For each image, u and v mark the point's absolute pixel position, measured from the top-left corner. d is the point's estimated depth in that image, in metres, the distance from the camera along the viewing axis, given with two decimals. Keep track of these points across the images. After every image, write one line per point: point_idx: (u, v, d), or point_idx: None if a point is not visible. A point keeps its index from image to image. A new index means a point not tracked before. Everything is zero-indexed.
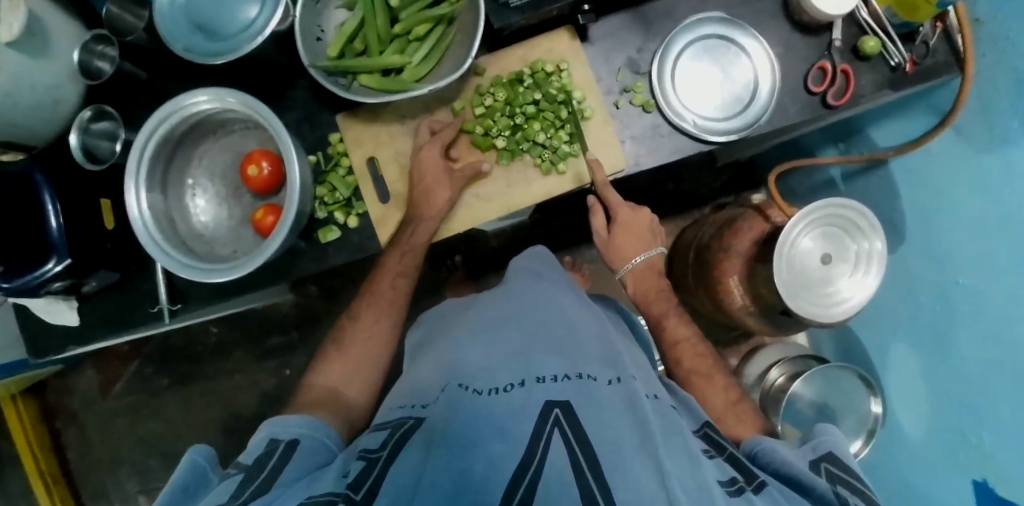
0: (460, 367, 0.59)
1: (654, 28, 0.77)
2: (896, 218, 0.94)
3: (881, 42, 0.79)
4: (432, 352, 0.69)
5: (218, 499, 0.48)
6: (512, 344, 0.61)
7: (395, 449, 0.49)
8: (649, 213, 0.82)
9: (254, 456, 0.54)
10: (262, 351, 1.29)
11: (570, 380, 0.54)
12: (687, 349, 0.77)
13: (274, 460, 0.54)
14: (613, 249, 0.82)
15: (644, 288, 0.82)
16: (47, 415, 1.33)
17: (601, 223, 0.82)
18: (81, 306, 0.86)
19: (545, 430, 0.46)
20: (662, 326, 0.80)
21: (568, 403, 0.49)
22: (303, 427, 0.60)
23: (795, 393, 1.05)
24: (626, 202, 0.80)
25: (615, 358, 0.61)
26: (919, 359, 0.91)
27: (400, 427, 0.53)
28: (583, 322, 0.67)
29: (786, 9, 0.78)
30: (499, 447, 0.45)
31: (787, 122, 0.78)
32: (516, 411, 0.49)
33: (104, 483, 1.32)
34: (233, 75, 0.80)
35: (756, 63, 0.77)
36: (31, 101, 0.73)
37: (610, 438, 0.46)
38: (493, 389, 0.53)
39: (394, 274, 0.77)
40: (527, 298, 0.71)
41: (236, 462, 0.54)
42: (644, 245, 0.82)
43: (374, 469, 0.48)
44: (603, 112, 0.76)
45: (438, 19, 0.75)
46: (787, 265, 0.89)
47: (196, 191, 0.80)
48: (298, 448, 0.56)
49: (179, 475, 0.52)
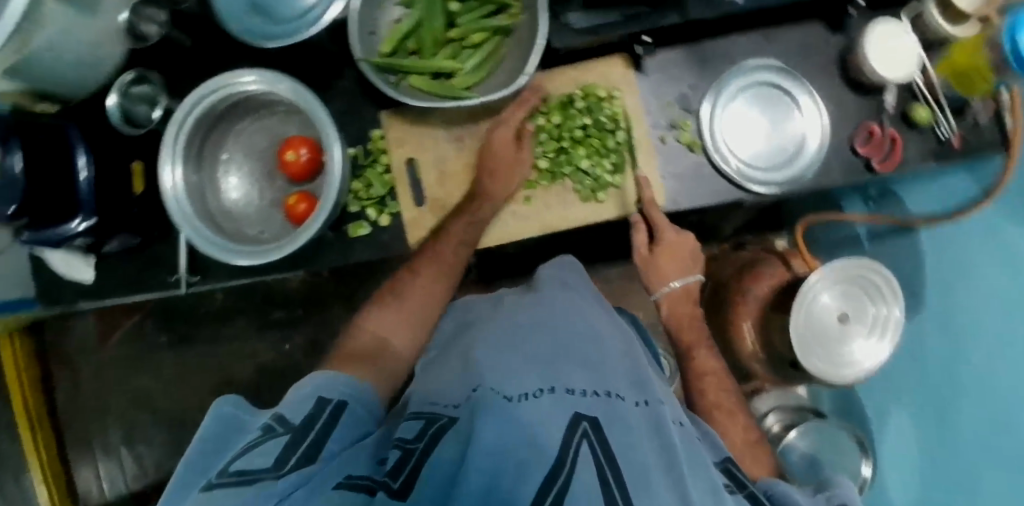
0: (485, 371, 0.59)
1: (710, 68, 0.78)
2: (915, 284, 0.95)
3: (932, 112, 0.77)
4: (455, 349, 0.69)
5: (263, 461, 0.45)
6: (541, 352, 0.61)
7: (432, 440, 0.51)
8: (694, 238, 0.78)
9: (300, 415, 0.53)
10: (265, 321, 1.28)
11: (598, 396, 0.54)
12: (713, 383, 0.76)
13: (320, 424, 0.53)
14: (653, 268, 0.78)
15: (677, 315, 0.80)
16: (41, 355, 1.31)
17: (644, 240, 0.77)
18: (99, 263, 0.86)
19: (574, 441, 0.47)
20: (691, 355, 0.79)
21: (597, 419, 0.50)
22: (347, 389, 0.59)
23: (790, 444, 1.02)
24: (674, 225, 0.75)
25: (642, 379, 0.62)
26: (922, 423, 0.92)
27: (434, 421, 0.55)
28: (612, 340, 0.67)
29: (842, 67, 0.78)
30: (524, 452, 0.44)
31: (830, 180, 0.78)
32: (545, 419, 0.49)
33: (91, 429, 1.31)
34: (281, 56, 0.79)
35: (806, 119, 0.77)
36: (73, 57, 0.70)
37: (637, 461, 0.47)
38: (522, 395, 0.53)
39: (456, 243, 0.74)
40: (555, 306, 0.71)
41: (283, 417, 0.52)
42: (683, 269, 0.79)
43: (410, 458, 0.49)
44: (647, 144, 0.76)
45: (495, 29, 0.74)
46: (805, 318, 0.90)
47: (229, 167, 0.79)
48: (342, 416, 0.55)
49: (211, 426, 0.53)
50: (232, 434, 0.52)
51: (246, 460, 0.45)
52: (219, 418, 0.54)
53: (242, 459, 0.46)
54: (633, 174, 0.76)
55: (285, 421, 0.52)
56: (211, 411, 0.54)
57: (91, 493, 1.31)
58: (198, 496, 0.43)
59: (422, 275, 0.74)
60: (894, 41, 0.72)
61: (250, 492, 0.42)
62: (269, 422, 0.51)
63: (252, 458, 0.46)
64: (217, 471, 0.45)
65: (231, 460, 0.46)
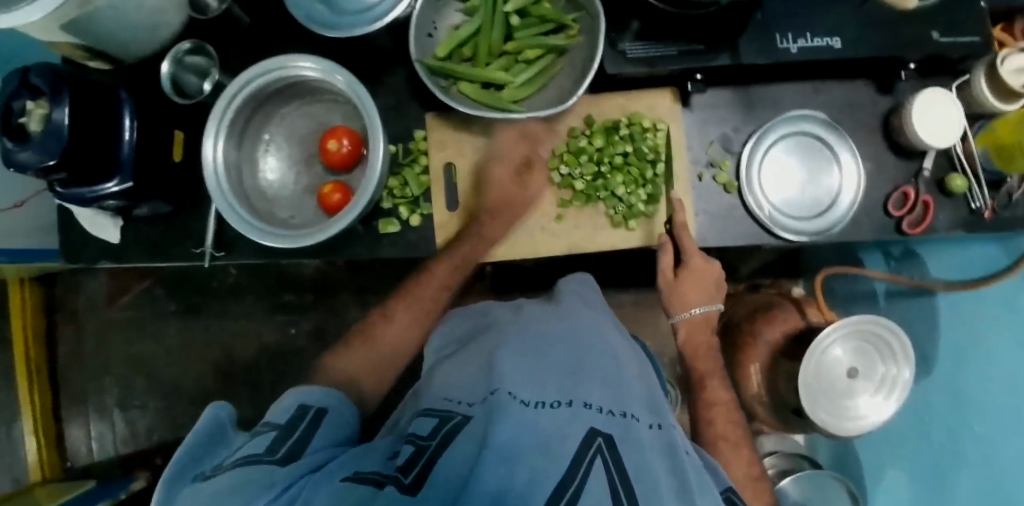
0: (504, 372, 0.58)
1: (755, 113, 0.79)
2: (927, 348, 0.95)
3: (968, 181, 0.77)
4: (474, 352, 0.69)
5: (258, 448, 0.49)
6: (560, 364, 0.61)
7: (444, 441, 0.51)
8: (720, 267, 0.77)
9: (285, 416, 0.57)
10: (274, 303, 1.29)
11: (614, 414, 0.54)
12: (721, 413, 0.76)
13: (305, 423, 0.56)
14: (676, 293, 0.78)
15: (694, 343, 0.80)
16: (48, 306, 1.31)
17: (669, 264, 0.76)
18: (126, 226, 0.86)
19: (587, 455, 0.46)
20: (703, 384, 0.78)
21: (611, 435, 0.50)
22: (325, 399, 0.62)
23: (784, 487, 1.02)
24: (700, 250, 0.75)
25: (656, 402, 0.61)
26: (913, 479, 0.94)
27: (447, 420, 0.55)
28: (628, 362, 0.67)
29: (885, 128, 0.79)
30: (540, 459, 0.45)
31: (860, 236, 0.79)
32: (561, 428, 0.49)
33: (87, 388, 1.32)
34: (337, 47, 0.81)
35: (844, 175, 0.77)
36: (135, 19, 0.73)
37: (650, 481, 0.47)
38: (540, 403, 0.53)
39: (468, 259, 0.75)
40: (576, 322, 0.71)
41: (268, 420, 0.56)
42: (706, 297, 0.78)
43: (421, 456, 0.49)
44: (686, 179, 0.76)
45: (551, 48, 0.75)
46: (814, 368, 0.89)
47: (270, 147, 0.80)
48: (324, 418, 0.58)
49: (202, 424, 0.55)
50: (221, 441, 0.54)
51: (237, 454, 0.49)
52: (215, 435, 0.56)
53: (235, 453, 0.50)
54: (665, 218, 0.77)
55: (271, 424, 0.55)
56: (205, 412, 0.56)
57: (79, 452, 1.31)
58: (195, 486, 0.46)
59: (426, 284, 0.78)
60: (941, 107, 0.73)
61: (255, 471, 0.45)
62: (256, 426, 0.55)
63: (245, 451, 0.50)
64: (209, 468, 0.48)
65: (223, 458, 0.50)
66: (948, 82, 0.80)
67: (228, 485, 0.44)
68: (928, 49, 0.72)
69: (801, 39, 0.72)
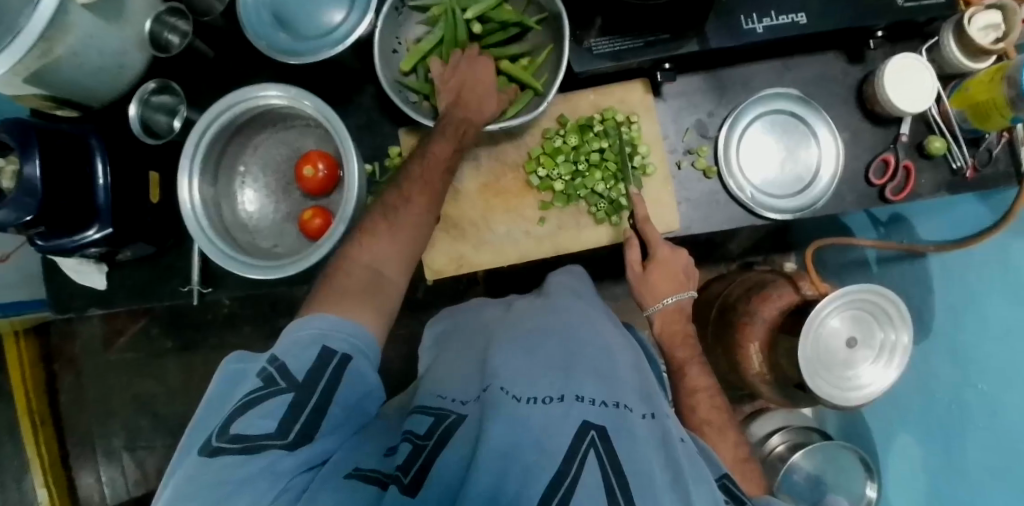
0: (498, 370, 0.59)
1: (728, 95, 0.79)
2: (924, 310, 0.95)
3: (946, 142, 0.77)
4: (470, 350, 0.71)
5: (267, 425, 0.48)
6: (553, 358, 0.61)
7: (441, 441, 0.53)
8: (687, 254, 0.77)
9: (304, 367, 0.52)
10: (270, 329, 1.28)
11: (607, 405, 0.54)
12: (704, 399, 0.74)
13: (323, 382, 0.53)
14: (646, 285, 0.76)
15: (670, 331, 0.78)
16: (45, 356, 1.31)
17: (636, 257, 0.76)
18: (111, 271, 0.85)
19: (581, 449, 0.48)
20: (683, 371, 0.77)
21: (605, 428, 0.50)
22: (354, 340, 0.57)
23: (794, 464, 1.02)
24: (668, 240, 0.74)
25: (649, 391, 0.61)
26: (921, 438, 0.94)
27: (443, 419, 0.56)
28: (622, 351, 0.66)
29: (860, 98, 0.79)
30: (534, 457, 0.47)
31: (842, 208, 0.79)
32: (552, 425, 0.50)
33: (92, 433, 1.31)
34: (305, 72, 0.80)
35: (823, 149, 0.77)
36: (97, 63, 0.73)
37: (645, 471, 0.47)
38: (532, 399, 0.54)
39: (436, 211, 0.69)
40: (566, 315, 0.70)
41: (285, 366, 0.52)
42: (677, 285, 0.77)
43: (420, 456, 0.51)
44: (664, 170, 0.77)
45: (528, 85, 0.74)
46: (812, 342, 0.88)
47: (246, 180, 0.80)
48: (346, 375, 0.54)
49: (218, 379, 0.54)
50: (234, 388, 0.53)
51: (250, 422, 0.47)
52: (230, 373, 0.54)
53: (244, 421, 0.47)
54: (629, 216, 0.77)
55: (290, 375, 0.52)
56: (221, 364, 0.55)
57: (91, 498, 1.32)
58: (200, 459, 0.45)
59: (418, 203, 0.67)
60: (914, 73, 0.73)
61: (247, 466, 0.45)
62: (271, 370, 0.52)
63: (255, 423, 0.47)
64: (217, 431, 0.47)
65: (232, 417, 0.48)
66: (918, 46, 0.80)
67: (234, 481, 0.44)
68: (893, 14, 0.72)
69: (766, 19, 0.72)
